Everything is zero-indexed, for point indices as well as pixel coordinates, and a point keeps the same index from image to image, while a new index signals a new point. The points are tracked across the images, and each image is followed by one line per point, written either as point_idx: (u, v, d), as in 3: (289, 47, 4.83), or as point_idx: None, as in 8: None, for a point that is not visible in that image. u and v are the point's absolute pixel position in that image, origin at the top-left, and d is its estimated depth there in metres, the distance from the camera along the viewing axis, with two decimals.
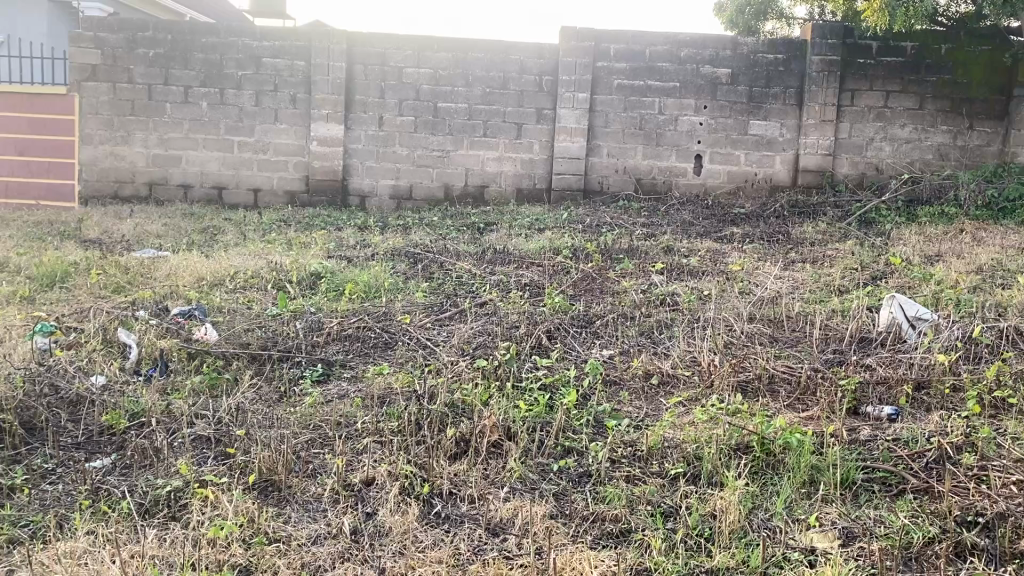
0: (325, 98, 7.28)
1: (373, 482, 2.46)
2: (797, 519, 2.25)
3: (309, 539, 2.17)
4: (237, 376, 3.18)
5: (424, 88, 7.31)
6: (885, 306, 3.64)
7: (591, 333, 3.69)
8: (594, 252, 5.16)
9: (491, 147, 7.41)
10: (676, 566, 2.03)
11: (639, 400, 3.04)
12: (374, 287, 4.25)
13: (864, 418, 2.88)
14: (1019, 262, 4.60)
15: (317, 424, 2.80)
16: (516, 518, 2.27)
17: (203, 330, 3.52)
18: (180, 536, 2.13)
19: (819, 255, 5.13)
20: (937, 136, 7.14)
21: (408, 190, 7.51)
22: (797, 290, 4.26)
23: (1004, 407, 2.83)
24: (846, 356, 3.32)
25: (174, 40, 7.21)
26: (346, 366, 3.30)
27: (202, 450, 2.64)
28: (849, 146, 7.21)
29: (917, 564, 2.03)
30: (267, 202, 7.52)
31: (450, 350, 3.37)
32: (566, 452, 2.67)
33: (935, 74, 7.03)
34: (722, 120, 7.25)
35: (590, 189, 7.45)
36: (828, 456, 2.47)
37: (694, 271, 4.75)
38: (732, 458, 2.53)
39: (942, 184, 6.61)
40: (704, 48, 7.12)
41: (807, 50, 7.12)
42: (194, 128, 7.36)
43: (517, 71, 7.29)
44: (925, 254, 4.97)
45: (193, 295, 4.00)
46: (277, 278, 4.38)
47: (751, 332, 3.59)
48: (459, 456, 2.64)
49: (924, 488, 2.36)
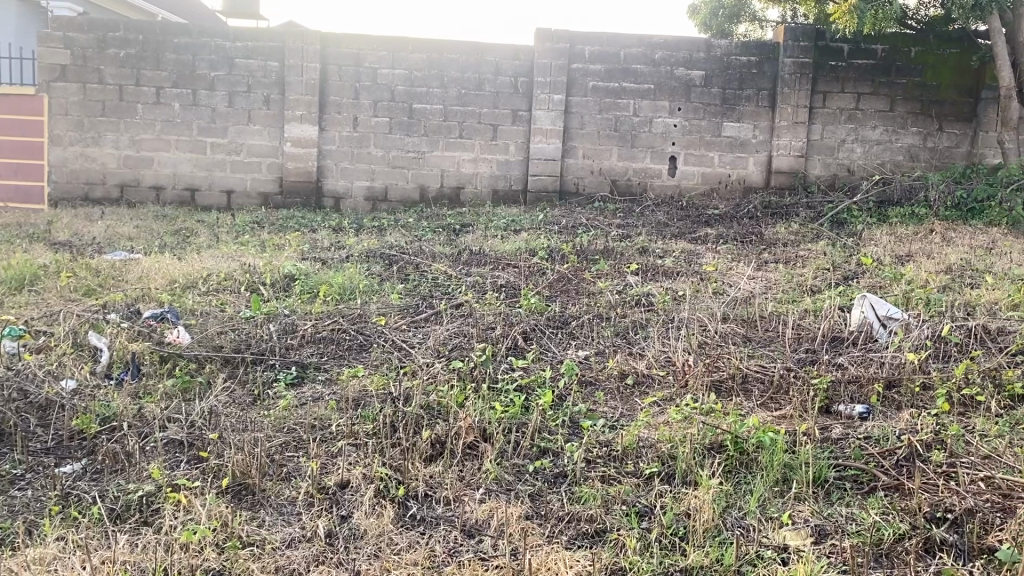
0: (299, 99, 7.24)
1: (348, 484, 2.45)
2: (770, 518, 2.27)
3: (283, 543, 2.16)
4: (210, 379, 3.16)
5: (399, 89, 7.30)
6: (857, 306, 3.69)
7: (567, 333, 3.70)
8: (570, 253, 5.19)
9: (467, 148, 7.41)
10: (651, 565, 2.04)
11: (614, 400, 3.06)
12: (349, 288, 4.24)
13: (836, 417, 2.91)
14: (987, 262, 4.68)
15: (291, 426, 2.79)
16: (491, 519, 2.28)
17: (175, 333, 3.49)
18: (152, 541, 2.11)
19: (792, 256, 5.18)
20: (907, 137, 7.24)
21: (383, 191, 7.48)
22: (770, 290, 4.31)
23: (972, 404, 2.87)
24: (818, 356, 3.36)
25: (146, 40, 7.13)
26: (321, 369, 3.29)
27: (175, 454, 2.62)
28: (821, 147, 7.29)
29: (888, 561, 2.06)
30: (240, 204, 7.46)
31: (425, 352, 3.36)
32: (542, 453, 2.68)
33: (905, 76, 7.13)
34: (696, 122, 7.30)
35: (566, 190, 7.46)
36: (800, 455, 2.50)
37: (669, 271, 4.79)
38: (706, 457, 2.55)
39: (913, 185, 6.69)
40: (679, 50, 7.16)
41: (779, 52, 7.18)
42: (167, 129, 7.29)
43: (492, 72, 7.30)
44: (896, 254, 5.04)
45: (166, 297, 3.96)
46: (250, 280, 4.35)
47: (725, 332, 3.62)
48: (435, 458, 2.64)
49: (895, 486, 2.39)
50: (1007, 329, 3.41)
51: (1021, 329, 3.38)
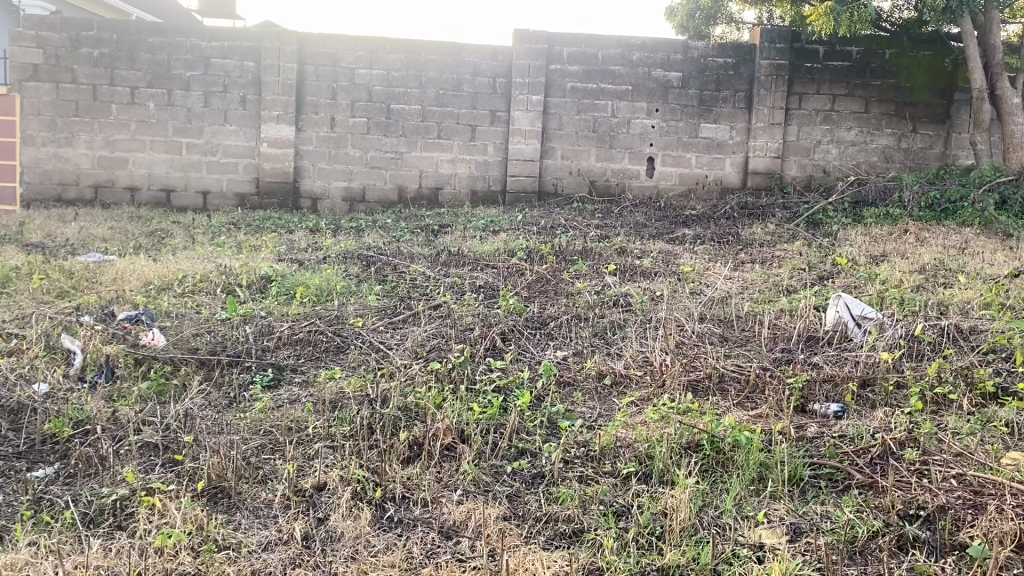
0: (276, 99, 7.20)
1: (325, 486, 2.44)
2: (746, 516, 2.28)
3: (259, 546, 2.15)
4: (185, 382, 3.14)
5: (377, 90, 7.27)
6: (832, 306, 3.72)
7: (545, 334, 3.71)
8: (548, 254, 5.20)
9: (445, 148, 7.40)
10: (628, 565, 2.05)
11: (592, 400, 3.06)
12: (326, 289, 4.23)
13: (811, 415, 2.93)
14: (960, 262, 4.73)
15: (266, 429, 2.77)
16: (469, 520, 2.28)
17: (150, 335, 3.46)
18: (126, 545, 2.09)
19: (769, 256, 5.23)
20: (882, 139, 7.32)
21: (361, 191, 7.46)
22: (747, 291, 4.33)
23: (944, 403, 2.91)
24: (794, 355, 3.38)
25: (120, 39, 7.06)
26: (297, 371, 3.28)
27: (149, 457, 2.60)
28: (797, 148, 7.34)
29: (862, 558, 2.08)
30: (216, 205, 7.40)
31: (403, 354, 3.35)
32: (520, 453, 2.68)
33: (880, 78, 7.21)
34: (673, 123, 7.33)
35: (545, 191, 7.47)
36: (775, 454, 2.52)
37: (647, 271, 4.81)
38: (682, 457, 2.56)
39: (888, 185, 6.75)
40: (656, 52, 7.19)
41: (755, 54, 7.22)
42: (142, 129, 7.22)
43: (470, 73, 7.30)
44: (870, 254, 5.09)
45: (141, 299, 3.93)
46: (226, 282, 4.32)
47: (702, 332, 3.64)
48: (413, 459, 2.63)
49: (869, 484, 2.41)
50: (979, 328, 3.46)
51: (993, 328, 3.42)
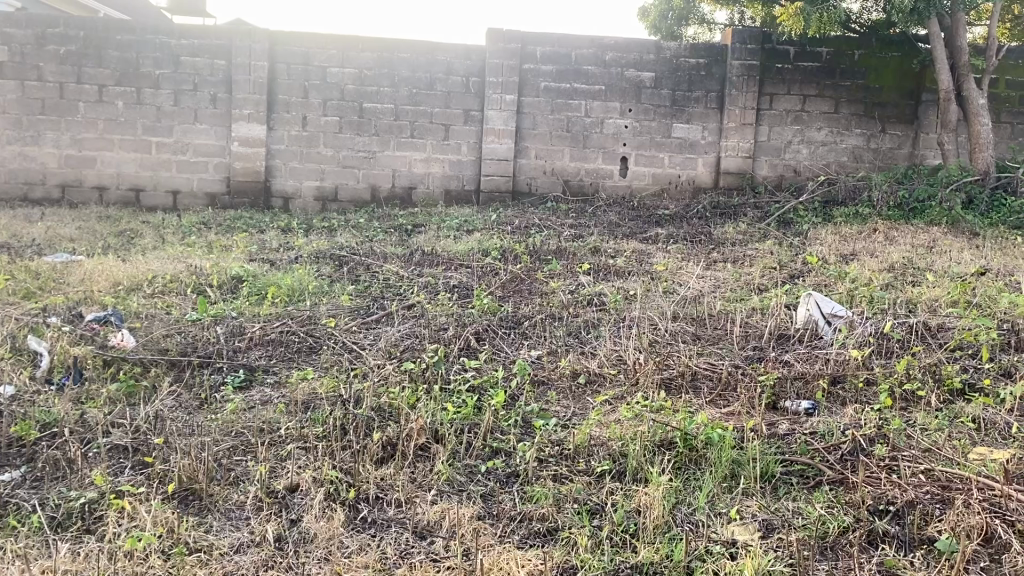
0: (247, 98, 7.13)
1: (298, 488, 2.42)
2: (719, 513, 2.30)
3: (231, 548, 2.13)
4: (156, 384, 3.10)
5: (349, 88, 7.24)
6: (803, 305, 3.76)
7: (519, 333, 3.71)
8: (523, 253, 5.20)
9: (418, 147, 7.39)
10: (602, 562, 2.05)
11: (566, 399, 3.07)
12: (298, 289, 4.20)
13: (782, 413, 2.96)
14: (928, 261, 4.79)
15: (238, 430, 2.74)
16: (443, 520, 2.27)
17: (119, 336, 3.40)
18: (95, 549, 2.06)
19: (740, 255, 5.26)
20: (852, 139, 7.40)
21: (333, 191, 7.42)
22: (719, 290, 4.36)
23: (913, 399, 2.95)
24: (765, 353, 3.41)
25: (87, 37, 6.96)
26: (270, 372, 3.25)
27: (119, 460, 2.57)
28: (768, 148, 7.41)
29: (833, 553, 2.10)
30: (186, 204, 7.33)
31: (376, 354, 3.33)
32: (494, 453, 2.68)
33: (849, 79, 7.30)
34: (646, 123, 7.37)
35: (519, 191, 7.48)
36: (748, 451, 2.53)
37: (620, 271, 4.82)
38: (656, 455, 2.57)
39: (857, 185, 6.83)
40: (629, 52, 7.21)
41: (727, 55, 7.27)
42: (110, 128, 7.13)
43: (443, 72, 7.28)
44: (840, 253, 5.14)
45: (109, 299, 3.88)
46: (196, 282, 4.27)
47: (675, 331, 3.66)
48: (386, 460, 2.62)
49: (839, 480, 2.44)
50: (946, 326, 3.50)
51: (960, 325, 3.47)
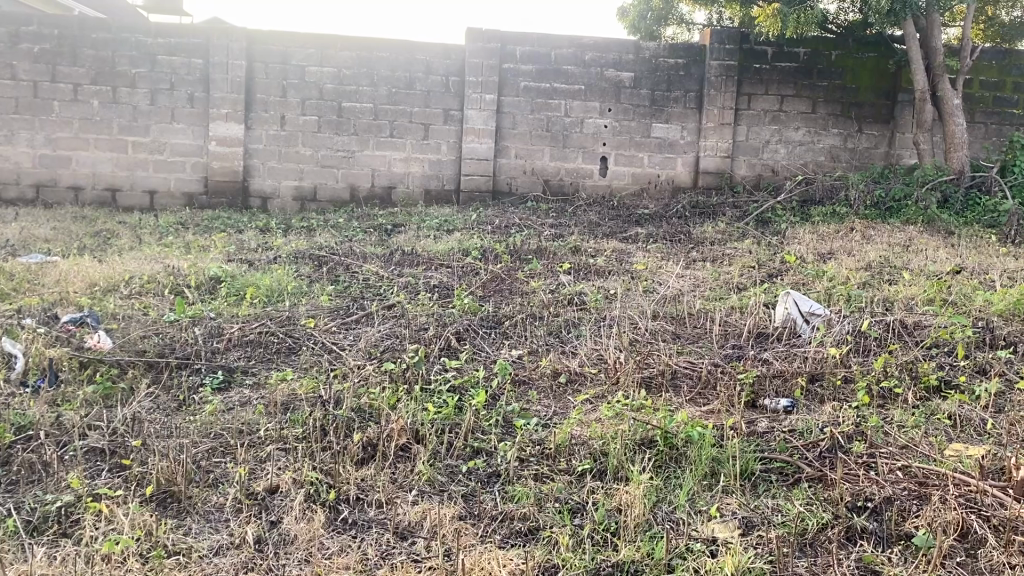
0: (224, 97, 7.08)
1: (277, 489, 2.40)
2: (698, 511, 2.31)
3: (210, 551, 2.11)
4: (133, 385, 3.07)
5: (328, 87, 7.20)
6: (781, 303, 3.78)
7: (500, 333, 3.71)
8: (503, 253, 5.20)
9: (398, 147, 7.37)
10: (584, 561, 2.06)
11: (547, 399, 3.07)
12: (276, 290, 4.18)
13: (761, 411, 2.98)
14: (904, 259, 4.85)
15: (217, 432, 2.72)
16: (424, 520, 2.26)
17: (96, 337, 3.36)
18: (71, 553, 2.03)
19: (719, 254, 5.29)
20: (829, 139, 7.46)
21: (312, 190, 7.38)
22: (698, 289, 4.38)
23: (890, 397, 2.98)
24: (744, 351, 3.43)
25: (61, 35, 6.88)
26: (248, 373, 3.23)
27: (95, 462, 2.54)
28: (746, 148, 7.45)
29: (812, 550, 2.12)
30: (163, 205, 7.26)
31: (356, 355, 3.32)
32: (475, 453, 2.68)
33: (826, 79, 7.35)
34: (626, 123, 7.39)
35: (499, 190, 7.48)
36: (727, 449, 2.55)
37: (600, 270, 4.83)
38: (637, 453, 2.58)
39: (834, 185, 6.89)
40: (608, 52, 7.23)
41: (706, 55, 7.31)
42: (85, 128, 7.05)
43: (422, 72, 7.27)
44: (818, 252, 5.18)
45: (85, 301, 3.84)
46: (174, 283, 4.24)
47: (655, 330, 3.67)
48: (367, 461, 2.61)
49: (818, 477, 2.46)
50: (923, 324, 3.54)
51: (936, 323, 3.51)
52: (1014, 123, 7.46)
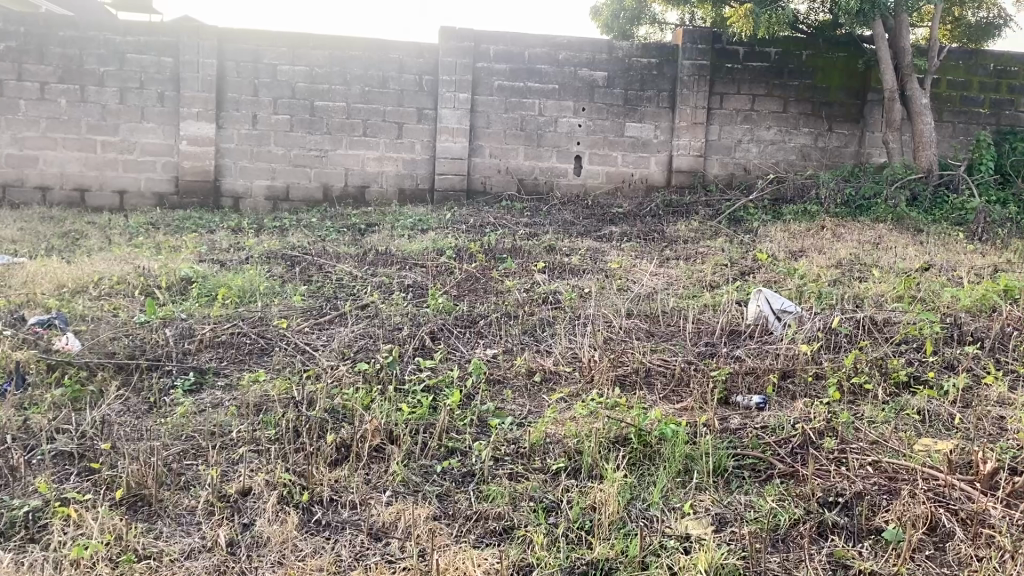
0: (195, 96, 7.01)
1: (250, 491, 2.39)
2: (672, 508, 2.32)
3: (182, 554, 2.09)
4: (102, 388, 3.03)
5: (300, 86, 7.15)
6: (753, 300, 3.81)
7: (474, 333, 3.70)
8: (477, 252, 5.19)
9: (371, 146, 7.34)
10: (558, 560, 2.06)
11: (522, 398, 3.07)
12: (249, 290, 4.14)
13: (734, 408, 3.00)
14: (875, 257, 4.90)
15: (189, 434, 2.70)
16: (398, 521, 2.25)
17: (64, 339, 3.32)
18: (39, 558, 2.00)
19: (693, 253, 5.32)
20: (800, 138, 7.53)
21: (285, 190, 7.33)
22: (672, 287, 4.40)
23: (861, 393, 3.01)
24: (717, 349, 3.46)
25: (28, 33, 6.78)
26: (220, 374, 3.20)
27: (64, 466, 2.51)
28: (719, 147, 7.51)
29: (785, 545, 2.14)
30: (134, 205, 7.17)
31: (329, 355, 3.30)
32: (449, 453, 2.67)
33: (797, 79, 7.42)
34: (599, 122, 7.41)
35: (473, 189, 7.47)
36: (700, 445, 2.57)
37: (575, 269, 4.84)
38: (612, 450, 2.59)
39: (805, 184, 6.95)
40: (581, 51, 7.24)
41: (678, 54, 7.35)
42: (52, 127, 6.95)
43: (396, 71, 7.24)
44: (790, 250, 5.23)
45: (53, 303, 3.78)
46: (145, 284, 4.19)
47: (629, 328, 3.69)
48: (341, 462, 2.60)
49: (790, 473, 2.48)
50: (892, 320, 3.58)
51: (905, 320, 3.56)
52: (981, 122, 7.58)
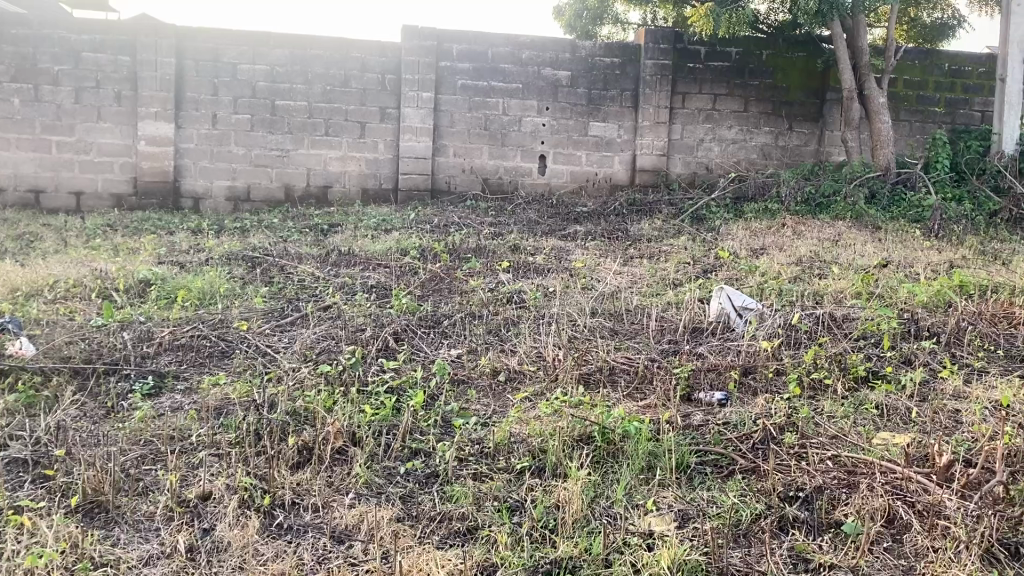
0: (153, 95, 6.90)
1: (210, 496, 2.36)
2: (636, 505, 2.33)
3: (140, 561, 2.06)
4: (58, 393, 2.96)
5: (260, 85, 7.07)
6: (715, 298, 3.84)
7: (439, 333, 3.69)
8: (441, 252, 5.17)
9: (333, 146, 7.28)
10: (522, 559, 2.06)
11: (487, 397, 3.07)
12: (209, 292, 4.09)
13: (697, 404, 3.02)
14: (834, 253, 4.98)
15: (147, 439, 2.66)
16: (361, 523, 2.24)
17: (19, 344, 3.25)
18: None
19: (656, 251, 5.36)
20: (761, 137, 7.62)
21: (245, 190, 7.24)
22: (635, 285, 4.43)
23: (821, 388, 3.05)
24: (680, 346, 3.48)
25: None
26: (179, 377, 3.16)
27: (17, 474, 2.45)
28: (681, 146, 7.57)
29: (746, 540, 2.16)
30: (91, 206, 7.05)
31: (291, 357, 3.27)
32: (413, 454, 2.66)
33: (757, 78, 7.51)
34: (563, 122, 7.43)
35: (437, 189, 7.44)
36: (663, 442, 2.58)
37: (539, 268, 4.85)
38: (575, 449, 2.59)
39: (766, 182, 7.03)
40: (545, 51, 7.26)
41: (640, 54, 7.40)
42: (5, 127, 6.81)
43: (357, 69, 7.19)
44: (751, 247, 5.29)
45: (6, 307, 3.70)
46: (102, 287, 4.12)
47: (593, 326, 3.71)
48: (303, 465, 2.57)
49: (751, 468, 2.51)
50: (851, 316, 3.64)
51: (863, 316, 3.61)
52: (936, 121, 7.72)
